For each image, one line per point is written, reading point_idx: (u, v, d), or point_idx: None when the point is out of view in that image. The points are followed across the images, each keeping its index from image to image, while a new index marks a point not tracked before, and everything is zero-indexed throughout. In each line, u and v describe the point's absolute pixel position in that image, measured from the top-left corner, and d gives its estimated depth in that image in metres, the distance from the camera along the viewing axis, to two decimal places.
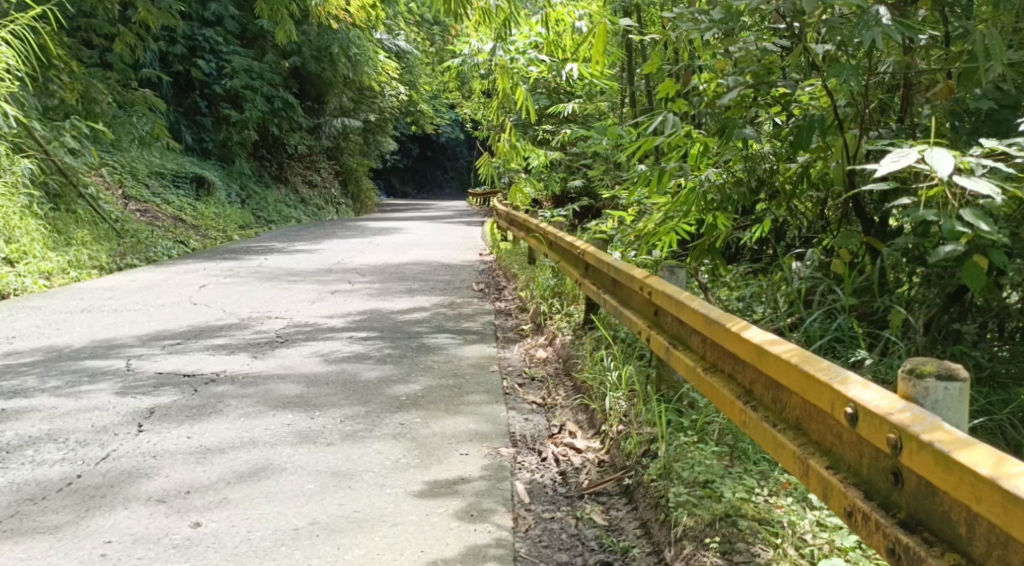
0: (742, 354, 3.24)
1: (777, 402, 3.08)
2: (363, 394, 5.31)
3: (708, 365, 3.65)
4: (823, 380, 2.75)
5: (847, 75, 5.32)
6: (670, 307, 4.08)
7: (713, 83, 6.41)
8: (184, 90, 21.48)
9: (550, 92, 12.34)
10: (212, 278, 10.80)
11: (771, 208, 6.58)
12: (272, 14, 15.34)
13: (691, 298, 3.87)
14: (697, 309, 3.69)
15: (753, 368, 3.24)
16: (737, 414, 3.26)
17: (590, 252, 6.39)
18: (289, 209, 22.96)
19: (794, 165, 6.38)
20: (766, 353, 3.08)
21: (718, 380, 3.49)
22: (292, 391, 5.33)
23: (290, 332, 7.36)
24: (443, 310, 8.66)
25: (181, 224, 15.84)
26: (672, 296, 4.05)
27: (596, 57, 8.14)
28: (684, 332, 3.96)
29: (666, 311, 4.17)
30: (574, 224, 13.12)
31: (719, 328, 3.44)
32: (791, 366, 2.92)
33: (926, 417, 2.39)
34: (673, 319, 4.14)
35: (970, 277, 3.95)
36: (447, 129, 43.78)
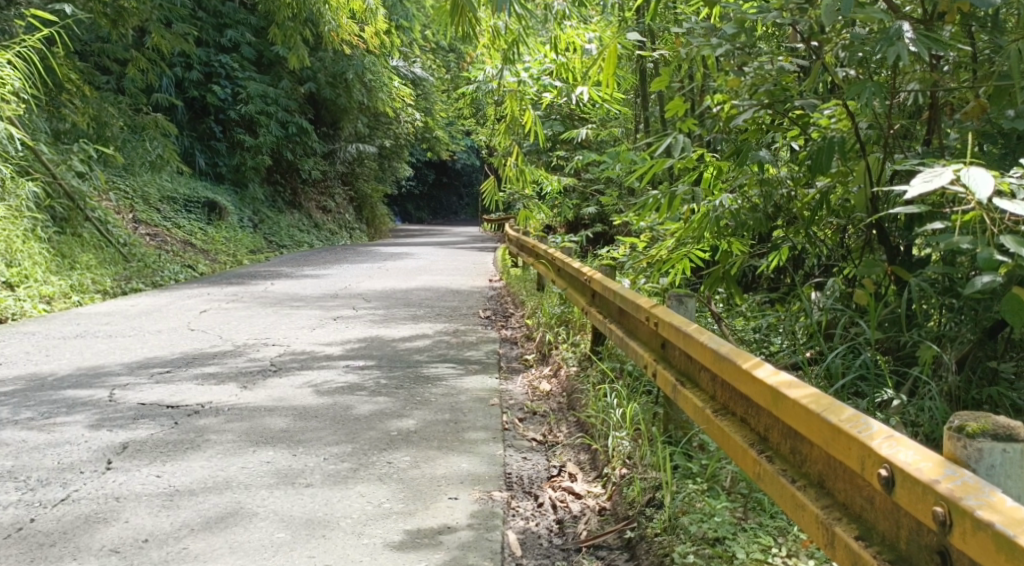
0: (756, 396, 2.91)
1: (797, 453, 2.75)
2: (352, 429, 5.00)
3: (718, 407, 3.31)
4: (852, 435, 2.42)
5: (868, 94, 5.01)
6: (677, 339, 3.75)
7: (726, 105, 6.10)
8: (199, 114, 21.31)
9: (565, 117, 12.06)
10: (214, 304, 10.52)
11: (788, 235, 6.26)
12: (286, 38, 15.15)
13: (698, 331, 3.53)
14: (706, 344, 3.35)
15: (767, 414, 2.91)
16: (751, 464, 2.92)
17: (597, 279, 6.07)
18: (301, 233, 22.76)
19: (813, 190, 6.08)
20: (782, 397, 2.75)
21: (729, 424, 3.15)
22: (278, 425, 5.02)
23: (285, 360, 7.06)
24: (446, 338, 8.35)
25: (190, 249, 15.61)
26: (680, 328, 3.72)
27: (607, 80, 7.86)
28: (691, 367, 3.63)
29: (672, 341, 3.83)
30: (586, 251, 12.81)
31: (729, 366, 3.11)
32: (811, 415, 2.59)
33: (982, 486, 2.08)
34: (681, 354, 3.80)
35: (1012, 310, 3.62)
36: (464, 156, 43.67)
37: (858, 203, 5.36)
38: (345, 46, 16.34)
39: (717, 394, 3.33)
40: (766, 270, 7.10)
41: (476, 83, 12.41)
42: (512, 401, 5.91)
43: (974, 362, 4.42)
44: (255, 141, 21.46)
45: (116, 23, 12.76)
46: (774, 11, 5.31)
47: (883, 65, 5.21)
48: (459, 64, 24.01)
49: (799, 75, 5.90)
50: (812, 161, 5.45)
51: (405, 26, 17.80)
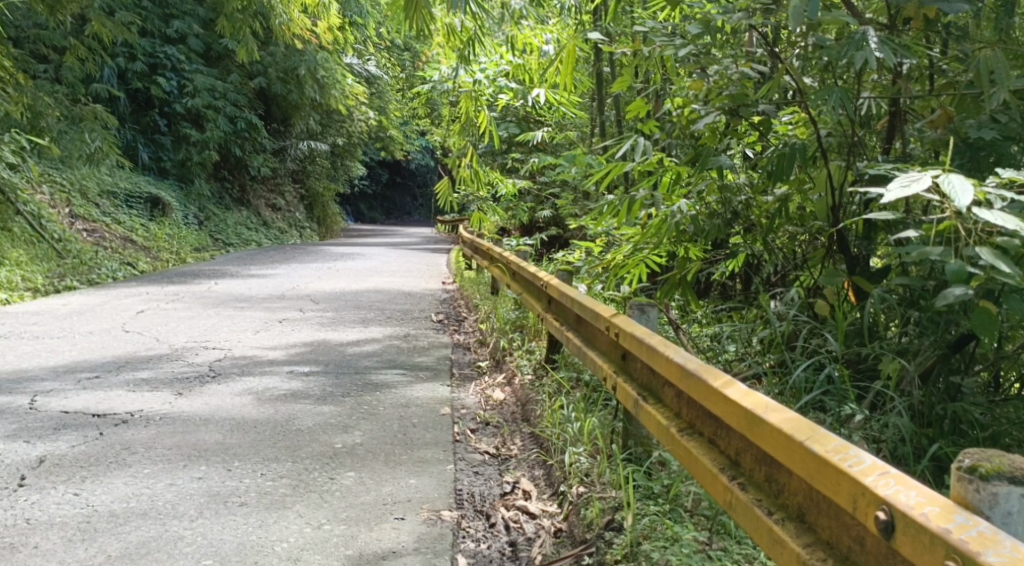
0: (730, 418, 2.80)
1: (774, 483, 2.64)
2: (291, 442, 4.75)
3: (683, 425, 3.17)
4: (848, 474, 2.33)
5: (835, 100, 4.80)
6: (637, 350, 3.57)
7: (686, 108, 5.90)
8: (142, 107, 20.74)
9: (521, 120, 11.83)
10: (153, 303, 10.15)
11: (746, 243, 6.13)
12: (234, 31, 14.74)
13: (661, 342, 3.39)
14: (672, 358, 3.19)
15: (742, 438, 2.79)
16: (721, 491, 2.81)
17: (553, 284, 5.87)
18: (249, 232, 22.29)
19: (771, 197, 5.93)
20: (760, 421, 2.65)
21: (697, 445, 3.02)
22: (213, 438, 4.79)
23: (226, 365, 6.76)
24: (396, 342, 8.09)
25: (130, 245, 15.15)
26: (641, 338, 3.55)
27: (563, 82, 7.67)
28: (652, 380, 3.47)
29: (631, 350, 3.68)
30: (541, 255, 12.61)
31: (697, 384, 2.99)
32: (796, 446, 2.51)
33: (1000, 541, 2.02)
34: (641, 365, 3.63)
35: (981, 324, 3.46)
36: (418, 156, 43.23)
37: (820, 211, 5.20)
38: (297, 41, 15.97)
39: (681, 411, 3.19)
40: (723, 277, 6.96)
41: (431, 82, 12.14)
42: (463, 410, 5.68)
43: (939, 376, 4.18)
44: (201, 136, 20.97)
45: (54, 10, 12.29)
46: (738, 12, 5.11)
47: (848, 70, 5.02)
48: (413, 63, 23.66)
49: (759, 80, 5.71)
50: (772, 168, 5.28)
51: (360, 23, 17.45)
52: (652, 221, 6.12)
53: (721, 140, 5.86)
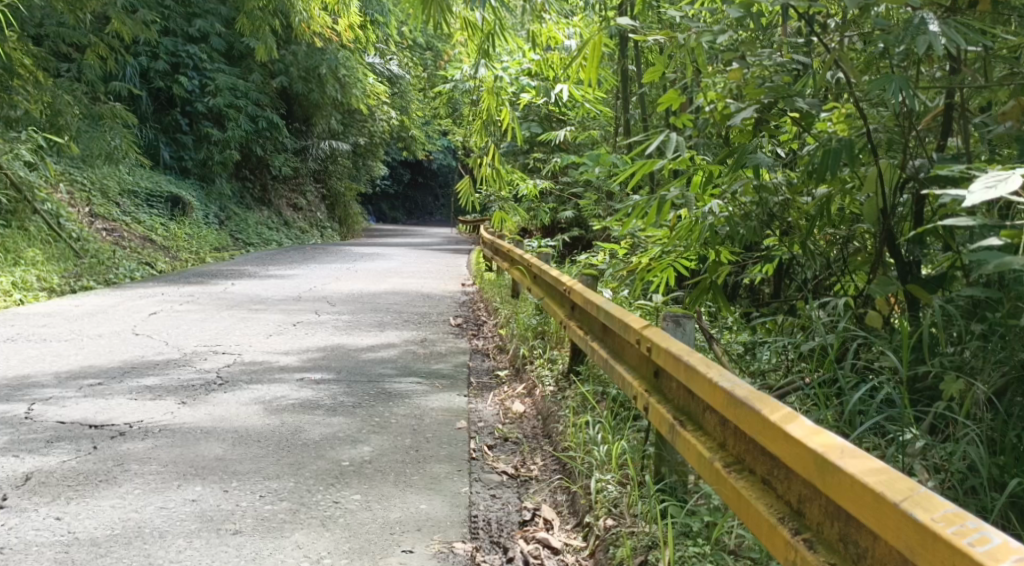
0: (793, 461, 2.45)
1: (851, 543, 2.29)
2: (296, 458, 4.42)
3: (732, 459, 2.81)
4: (958, 550, 1.97)
5: (893, 90, 4.43)
6: (675, 370, 3.20)
7: (721, 103, 5.52)
8: (164, 106, 20.52)
9: (543, 119, 11.51)
10: (167, 304, 9.88)
11: (781, 247, 5.77)
12: (253, 29, 14.45)
13: (703, 362, 3.02)
14: (719, 384, 2.82)
15: (810, 486, 2.44)
16: (783, 545, 2.46)
17: (577, 290, 5.52)
18: (270, 231, 22.09)
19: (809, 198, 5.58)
20: (833, 470, 2.30)
21: (751, 487, 2.66)
22: (215, 452, 4.47)
23: (235, 371, 6.46)
24: (414, 347, 7.77)
25: (149, 245, 14.94)
26: (679, 356, 3.18)
27: (589, 77, 7.29)
28: (693, 404, 3.11)
29: (666, 367, 3.31)
30: (563, 256, 12.29)
31: (749, 416, 2.64)
32: (885, 505, 2.15)
33: None
34: (679, 385, 3.26)
35: None
36: (440, 155, 43.04)
37: (869, 214, 4.81)
38: (319, 39, 15.68)
39: (729, 443, 2.83)
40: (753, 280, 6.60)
41: (452, 80, 11.80)
42: (482, 423, 5.35)
43: (1009, 397, 3.80)
44: (223, 135, 20.75)
45: (71, 6, 12.05)
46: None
47: (904, 57, 4.63)
48: (435, 62, 23.40)
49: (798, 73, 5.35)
50: (816, 165, 4.89)
51: (381, 21, 17.15)
52: (683, 223, 5.75)
53: (756, 137, 5.49)
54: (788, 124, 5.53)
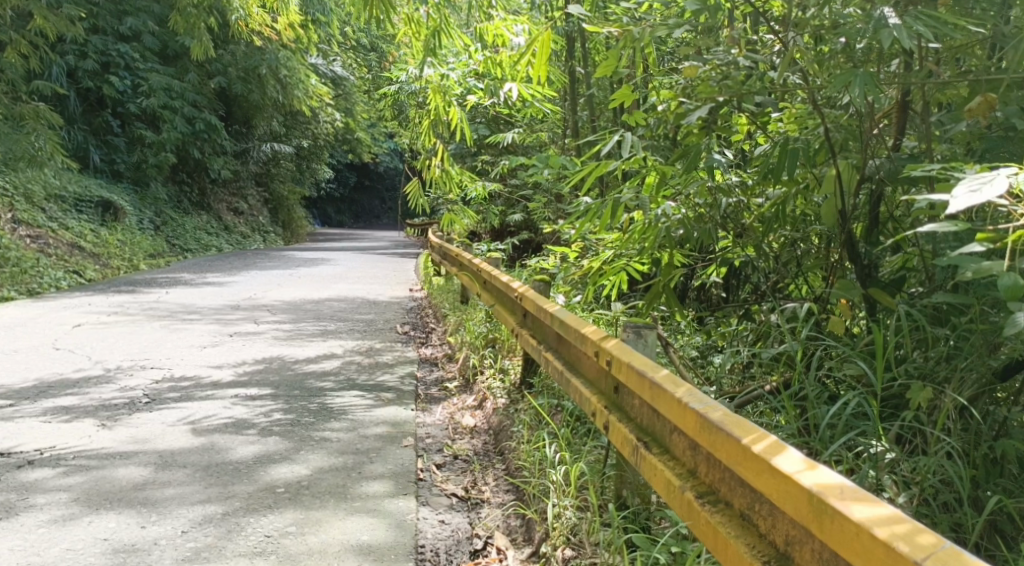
0: (785, 500, 2.21)
1: None
2: (215, 482, 4.06)
3: (702, 489, 2.56)
4: None
5: (858, 85, 4.15)
6: (636, 386, 2.93)
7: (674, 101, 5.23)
8: (94, 107, 19.84)
9: (490, 121, 11.21)
10: (94, 316, 9.40)
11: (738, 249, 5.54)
12: (188, 28, 13.93)
13: (670, 380, 2.76)
14: (693, 407, 2.56)
15: (801, 528, 2.20)
16: None
17: (529, 297, 5.23)
18: (209, 236, 21.48)
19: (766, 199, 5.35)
20: (838, 516, 2.06)
21: (727, 522, 2.41)
22: (129, 477, 4.12)
23: (162, 389, 6.06)
24: (357, 358, 7.41)
25: (78, 252, 14.36)
26: (641, 371, 2.91)
27: (538, 76, 7.01)
28: (656, 424, 2.85)
29: (626, 383, 3.04)
30: (513, 261, 12.00)
31: (731, 445, 2.39)
32: (905, 562, 1.92)
33: None
34: (638, 402, 3.00)
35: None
36: (386, 158, 42.54)
37: (828, 216, 4.55)
38: (258, 38, 15.23)
39: (700, 471, 2.59)
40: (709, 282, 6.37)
41: (397, 81, 11.45)
42: (429, 439, 5.03)
43: (983, 405, 3.58)
44: (157, 137, 20.12)
45: None
46: None
47: (866, 51, 4.44)
48: (379, 63, 22.94)
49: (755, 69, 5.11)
50: (772, 166, 4.66)
51: (323, 21, 16.72)
52: (635, 226, 5.50)
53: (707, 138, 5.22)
54: (742, 124, 5.28)
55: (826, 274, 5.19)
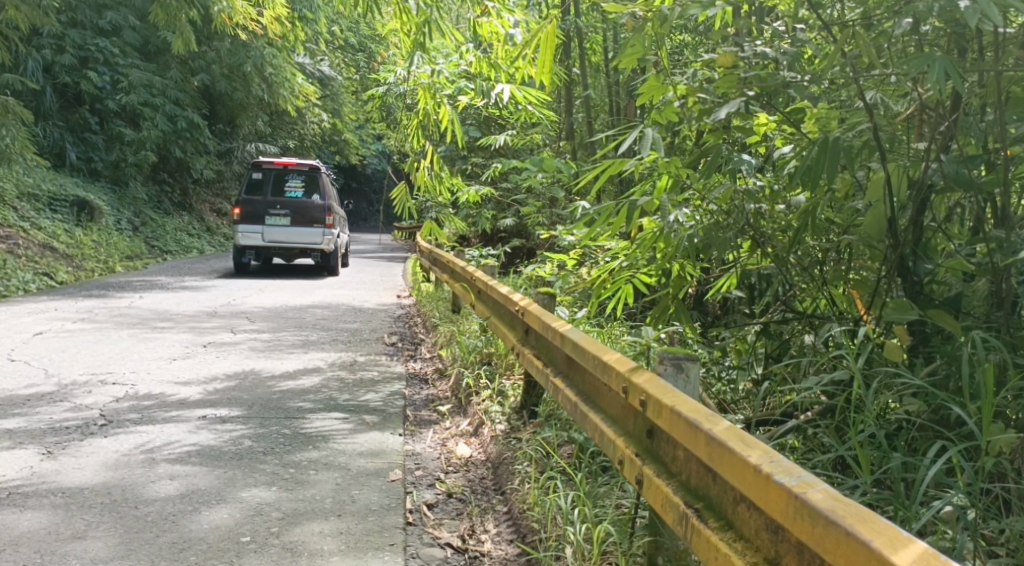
0: None
1: None
2: (161, 528, 3.56)
3: None
4: None
5: (934, 71, 3.55)
6: (692, 442, 2.34)
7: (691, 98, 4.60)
8: (71, 104, 19.20)
9: (481, 122, 10.61)
10: (57, 322, 8.77)
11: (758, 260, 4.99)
12: (167, 22, 13.25)
13: (747, 443, 2.16)
14: (792, 488, 1.96)
15: None
16: None
17: (532, 313, 4.65)
18: (191, 238, 20.84)
19: (790, 205, 4.80)
20: None
21: None
22: (55, 523, 3.59)
23: (122, 409, 5.46)
24: (340, 373, 6.81)
25: (51, 253, 13.71)
26: (700, 425, 2.31)
27: (538, 73, 6.39)
28: (723, 495, 2.25)
29: (671, 433, 2.45)
30: (504, 268, 11.42)
31: (853, 549, 1.80)
32: None
33: None
34: (692, 460, 2.41)
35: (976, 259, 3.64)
36: (373, 160, 41.94)
37: (871, 225, 3.95)
38: (242, 33, 14.58)
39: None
40: (720, 295, 5.82)
41: (385, 81, 10.85)
42: (419, 471, 4.46)
43: None
44: (137, 135, 19.39)
45: None
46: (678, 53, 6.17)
47: (930, 35, 3.88)
48: (367, 63, 22.29)
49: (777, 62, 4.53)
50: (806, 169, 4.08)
51: (309, 18, 16.07)
52: (644, 234, 4.91)
53: (727, 138, 4.63)
54: (762, 121, 4.59)
55: (848, 288, 4.56)
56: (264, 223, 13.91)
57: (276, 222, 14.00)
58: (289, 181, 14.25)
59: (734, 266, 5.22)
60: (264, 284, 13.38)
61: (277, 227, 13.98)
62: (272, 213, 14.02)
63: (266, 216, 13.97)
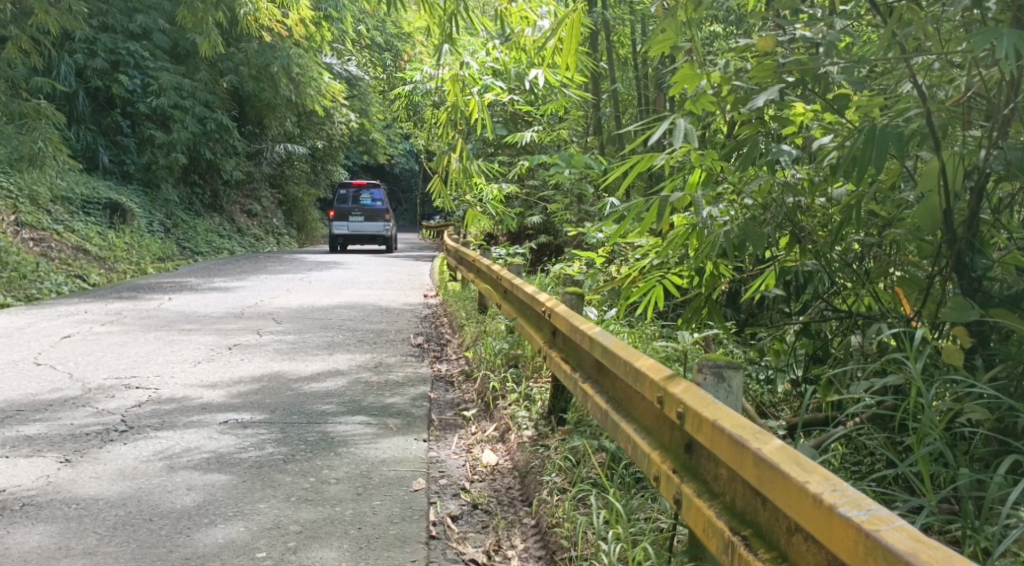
0: None
1: None
2: (173, 543, 3.43)
3: None
4: None
5: (1004, 46, 3.33)
6: (742, 467, 2.14)
7: (727, 88, 4.39)
8: (103, 107, 19.24)
9: (509, 120, 10.45)
10: (85, 325, 8.70)
11: (797, 258, 4.78)
12: (195, 24, 13.15)
13: (807, 470, 1.96)
14: (864, 527, 1.75)
15: None
16: None
17: (561, 315, 4.46)
18: (220, 238, 20.85)
19: (831, 198, 4.58)
20: None
21: None
22: (69, 538, 3.47)
23: (143, 414, 5.33)
24: (366, 375, 6.67)
25: (82, 256, 13.71)
26: (752, 448, 2.11)
27: (567, 66, 6.19)
28: (778, 527, 2.05)
29: (718, 455, 2.26)
30: (531, 266, 11.27)
31: None
32: None
33: None
34: (741, 485, 2.21)
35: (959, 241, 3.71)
36: (401, 159, 41.97)
37: (925, 217, 3.77)
38: (268, 33, 14.46)
39: None
40: (752, 295, 5.61)
41: (411, 80, 10.68)
42: (445, 479, 4.29)
43: None
44: (167, 137, 19.42)
45: None
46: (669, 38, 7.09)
47: (994, 11, 3.65)
48: (395, 62, 22.19)
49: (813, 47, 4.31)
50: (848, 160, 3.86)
51: (337, 18, 15.94)
52: (676, 232, 4.71)
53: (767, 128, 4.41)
54: (798, 113, 4.41)
55: (893, 284, 4.37)
56: (349, 221, 22.18)
57: (355, 220, 22.19)
58: (363, 195, 22.36)
59: (772, 265, 4.98)
60: (292, 283, 13.30)
61: (357, 224, 22.21)
62: (353, 215, 22.15)
63: (350, 217, 22.23)
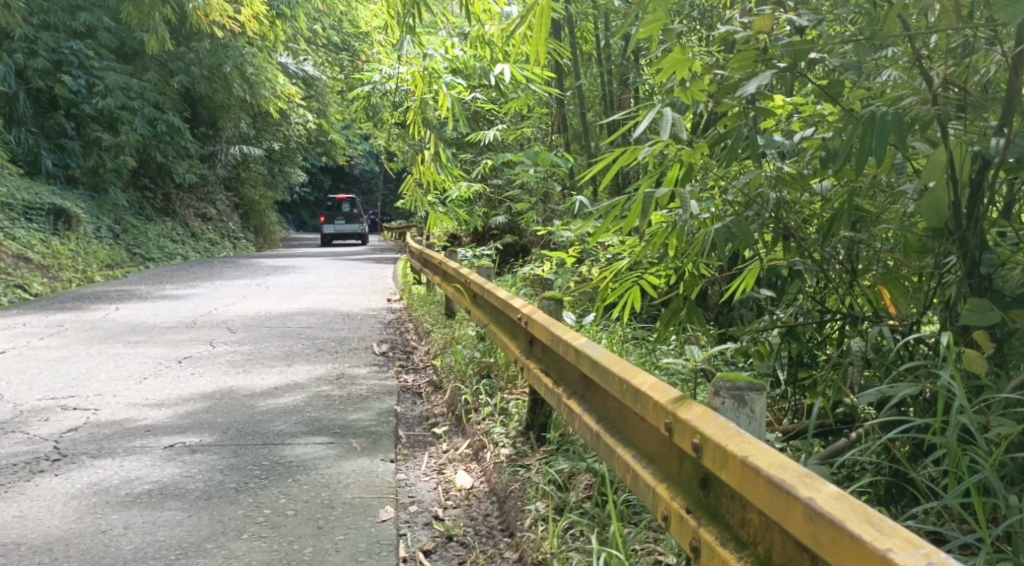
0: None
1: None
2: None
3: None
4: None
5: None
6: (794, 519, 1.97)
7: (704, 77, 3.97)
8: (45, 109, 18.48)
9: (472, 117, 10.05)
10: (23, 340, 8.14)
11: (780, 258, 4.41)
12: (140, 21, 12.54)
13: (887, 535, 1.81)
14: None
15: None
16: None
17: (536, 324, 4.14)
18: (174, 244, 20.20)
19: (815, 193, 4.21)
20: None
21: None
22: None
23: (80, 440, 4.86)
24: (327, 389, 6.24)
25: (24, 264, 13.05)
26: (810, 500, 1.94)
27: (535, 58, 5.79)
28: None
29: (758, 501, 2.08)
30: (497, 268, 10.92)
31: None
32: None
33: None
34: (783, 536, 2.04)
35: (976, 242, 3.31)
36: (361, 160, 41.40)
37: (932, 211, 3.34)
38: (218, 29, 13.89)
39: None
40: (735, 295, 5.28)
41: (370, 79, 10.22)
42: (416, 506, 3.89)
43: None
44: (115, 140, 18.73)
45: None
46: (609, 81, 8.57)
47: None
48: (352, 61, 21.66)
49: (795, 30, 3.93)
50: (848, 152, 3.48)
51: (290, 15, 15.42)
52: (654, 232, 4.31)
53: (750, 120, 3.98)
54: (778, 103, 4.19)
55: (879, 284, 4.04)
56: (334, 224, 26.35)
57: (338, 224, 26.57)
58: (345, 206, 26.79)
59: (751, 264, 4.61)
60: (248, 290, 12.79)
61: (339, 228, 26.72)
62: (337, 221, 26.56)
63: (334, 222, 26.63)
